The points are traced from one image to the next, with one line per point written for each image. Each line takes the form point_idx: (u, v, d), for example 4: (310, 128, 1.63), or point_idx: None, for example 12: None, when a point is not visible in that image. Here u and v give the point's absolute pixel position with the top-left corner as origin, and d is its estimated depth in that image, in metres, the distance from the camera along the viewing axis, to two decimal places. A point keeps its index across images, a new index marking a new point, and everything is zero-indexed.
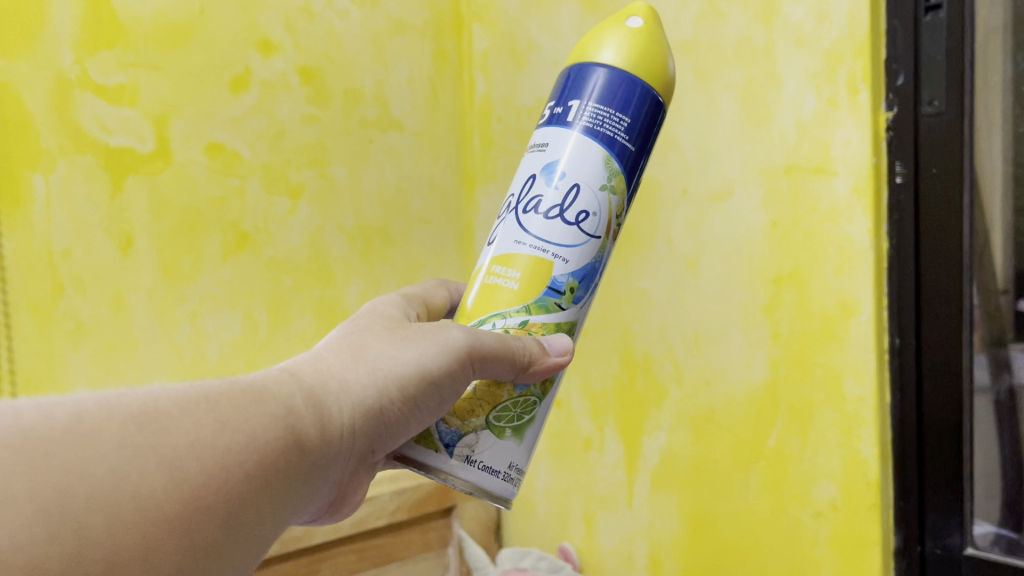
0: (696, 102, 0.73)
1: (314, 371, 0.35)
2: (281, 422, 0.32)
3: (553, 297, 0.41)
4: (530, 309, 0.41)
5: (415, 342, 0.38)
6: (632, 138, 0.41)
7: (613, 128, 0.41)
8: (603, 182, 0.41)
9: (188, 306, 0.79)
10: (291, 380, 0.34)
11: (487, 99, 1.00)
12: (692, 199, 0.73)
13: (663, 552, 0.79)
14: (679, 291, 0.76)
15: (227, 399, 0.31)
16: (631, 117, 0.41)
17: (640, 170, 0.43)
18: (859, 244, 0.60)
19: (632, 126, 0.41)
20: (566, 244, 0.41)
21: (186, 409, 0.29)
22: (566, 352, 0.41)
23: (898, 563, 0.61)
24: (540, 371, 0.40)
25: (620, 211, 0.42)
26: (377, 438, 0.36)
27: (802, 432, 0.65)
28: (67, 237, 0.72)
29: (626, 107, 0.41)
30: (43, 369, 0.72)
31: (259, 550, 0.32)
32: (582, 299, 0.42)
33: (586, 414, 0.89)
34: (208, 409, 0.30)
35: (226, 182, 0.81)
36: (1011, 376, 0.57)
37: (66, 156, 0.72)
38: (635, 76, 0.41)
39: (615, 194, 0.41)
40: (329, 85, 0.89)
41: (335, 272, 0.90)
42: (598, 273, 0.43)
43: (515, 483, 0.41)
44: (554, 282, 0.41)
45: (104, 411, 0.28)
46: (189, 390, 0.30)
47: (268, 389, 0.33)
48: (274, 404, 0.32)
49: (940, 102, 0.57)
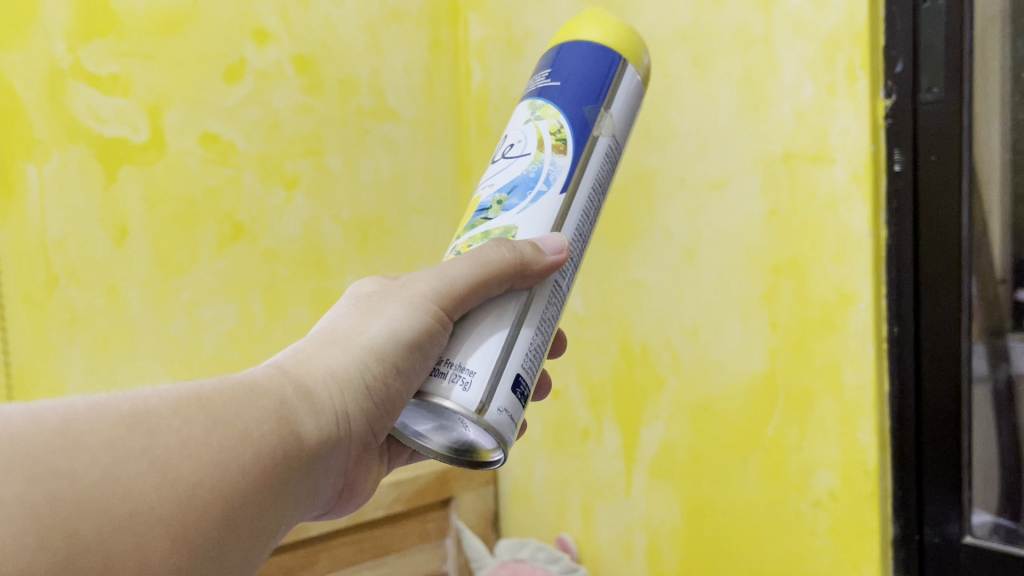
0: (694, 90, 0.72)
1: (298, 363, 0.35)
2: (274, 415, 0.32)
3: (481, 216, 0.43)
4: (462, 233, 0.43)
5: (388, 310, 0.38)
6: (559, 77, 0.43)
7: (540, 81, 0.45)
8: (528, 118, 0.43)
9: (184, 297, 0.79)
10: (279, 373, 0.34)
11: (484, 88, 1.00)
12: (690, 187, 0.73)
13: (662, 542, 0.79)
14: (678, 280, 0.75)
15: (216, 396, 0.31)
16: (555, 64, 0.44)
17: (587, 98, 0.43)
18: (858, 233, 0.59)
19: (557, 69, 0.44)
20: (499, 175, 0.43)
21: (178, 408, 0.29)
22: (561, 249, 0.39)
23: (897, 552, 0.61)
24: (536, 271, 0.38)
25: (558, 131, 0.42)
26: (376, 418, 0.36)
27: (800, 421, 0.65)
28: (61, 228, 0.72)
29: (556, 63, 0.44)
30: (37, 361, 0.72)
31: (264, 545, 0.31)
32: (515, 206, 0.41)
33: (584, 404, 0.89)
34: (199, 407, 0.30)
35: (221, 172, 0.81)
36: (1009, 366, 0.57)
37: (60, 146, 0.72)
38: (559, 42, 0.45)
39: (542, 120, 0.43)
40: (324, 74, 0.89)
41: (332, 263, 0.90)
42: (540, 182, 0.41)
43: (456, 374, 0.36)
44: (482, 204, 0.43)
45: (94, 414, 0.27)
46: (180, 390, 0.30)
47: (252, 382, 0.32)
48: (265, 398, 0.32)
49: (938, 89, 0.57)
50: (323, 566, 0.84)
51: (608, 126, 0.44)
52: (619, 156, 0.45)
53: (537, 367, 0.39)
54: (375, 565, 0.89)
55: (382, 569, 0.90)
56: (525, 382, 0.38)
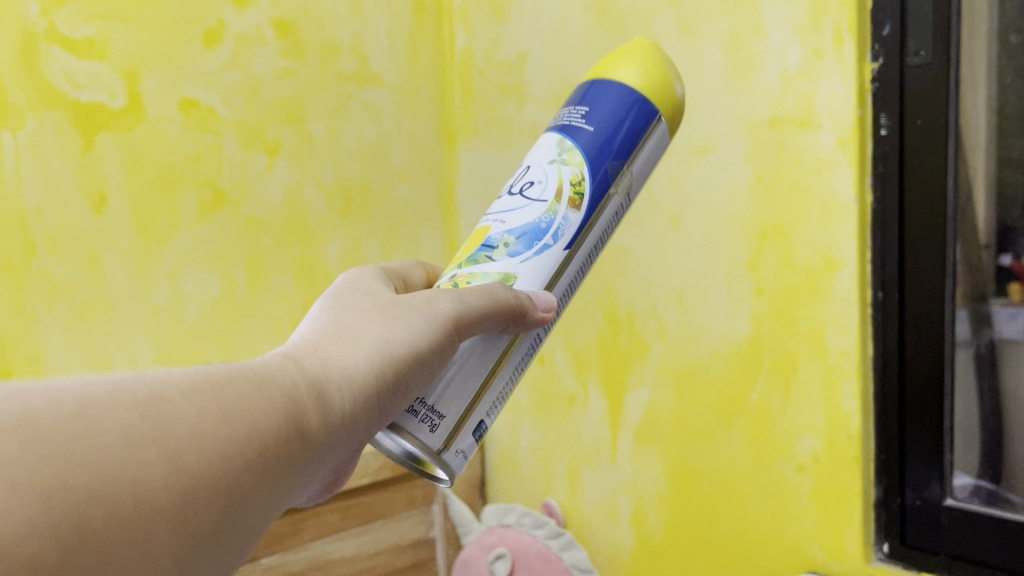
0: (680, 53, 0.71)
1: (313, 356, 0.35)
2: (284, 410, 0.31)
3: (485, 252, 0.45)
4: (462, 265, 0.45)
5: (406, 318, 0.38)
6: (591, 120, 0.46)
7: (573, 117, 0.47)
8: (553, 158, 0.46)
9: (166, 266, 0.78)
10: (293, 365, 0.34)
11: (468, 52, 0.99)
12: (676, 153, 0.73)
13: (647, 506, 0.79)
14: (663, 247, 0.75)
15: (229, 386, 0.30)
16: (591, 104, 0.46)
17: (612, 154, 0.45)
18: (844, 198, 0.59)
19: (592, 111, 0.46)
20: (511, 212, 0.45)
21: (192, 397, 0.29)
22: (549, 307, 0.43)
23: (878, 513, 0.62)
24: (526, 322, 0.41)
25: (578, 183, 0.44)
26: (375, 418, 0.36)
27: (785, 387, 0.65)
28: (39, 196, 0.71)
29: (589, 102, 0.46)
30: (17, 329, 0.70)
31: (254, 538, 0.31)
32: (519, 255, 0.44)
33: (570, 370, 0.89)
34: (213, 398, 0.29)
35: (202, 139, 0.80)
36: (992, 330, 0.58)
37: (35, 111, 0.70)
38: (601, 77, 0.47)
39: (566, 165, 0.45)
40: (305, 38, 0.87)
41: (315, 230, 0.89)
42: (548, 236, 0.44)
43: (427, 421, 0.40)
44: (488, 240, 0.45)
45: (111, 397, 0.27)
46: (194, 377, 0.30)
47: (271, 374, 0.32)
48: (276, 391, 0.32)
49: (926, 52, 0.56)
50: (310, 534, 0.85)
51: (624, 183, 0.46)
52: (626, 210, 0.48)
53: (494, 413, 0.45)
54: (362, 532, 0.89)
55: (370, 537, 0.90)
56: (482, 422, 0.43)
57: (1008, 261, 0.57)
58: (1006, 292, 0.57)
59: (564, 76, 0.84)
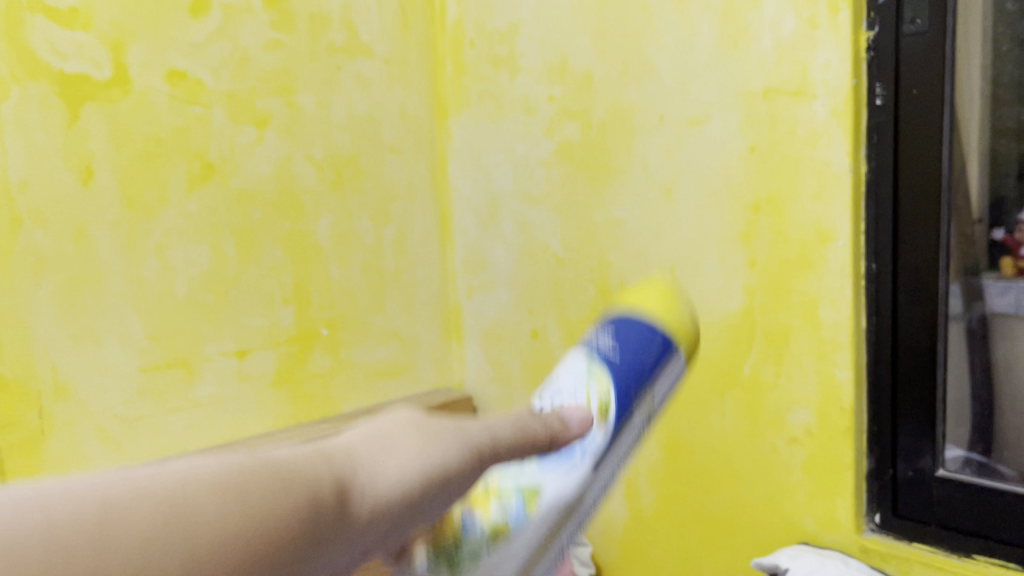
0: (673, 23, 0.70)
1: (339, 454, 0.26)
2: (307, 516, 0.23)
3: (519, 495, 0.39)
4: (488, 484, 0.39)
5: (437, 434, 0.29)
6: (619, 358, 0.44)
7: (593, 344, 0.46)
8: (585, 379, 0.43)
9: (155, 240, 0.77)
10: (316, 456, 0.25)
11: (459, 23, 0.97)
12: (669, 124, 0.72)
13: (639, 479, 0.80)
14: (656, 219, 0.75)
15: (253, 482, 0.22)
16: (614, 343, 0.45)
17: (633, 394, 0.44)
18: (838, 168, 0.59)
19: (618, 349, 0.45)
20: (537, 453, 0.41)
21: (210, 490, 0.21)
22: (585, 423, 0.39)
23: (870, 485, 0.62)
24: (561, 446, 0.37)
25: (605, 404, 0.42)
26: (402, 533, 0.27)
27: (777, 359, 0.65)
28: (24, 169, 0.69)
29: (612, 338, 0.46)
30: (6, 304, 0.68)
31: None
32: (552, 463, 0.39)
33: (563, 344, 0.88)
34: (236, 493, 0.21)
35: (189, 111, 0.79)
36: (984, 305, 0.58)
37: (19, 82, 0.68)
38: (627, 318, 0.47)
39: (598, 388, 0.43)
40: (293, 9, 0.86)
41: (305, 204, 0.88)
42: (578, 450, 0.40)
43: None
44: (512, 499, 0.39)
45: (118, 494, 0.19)
46: (209, 468, 0.22)
47: (298, 468, 0.24)
48: (302, 487, 0.23)
49: (922, 20, 0.55)
50: None
51: (646, 403, 0.45)
52: (644, 435, 0.46)
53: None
54: None
55: None
56: None
57: (1001, 236, 0.57)
58: (999, 267, 0.57)
59: (556, 46, 0.83)
